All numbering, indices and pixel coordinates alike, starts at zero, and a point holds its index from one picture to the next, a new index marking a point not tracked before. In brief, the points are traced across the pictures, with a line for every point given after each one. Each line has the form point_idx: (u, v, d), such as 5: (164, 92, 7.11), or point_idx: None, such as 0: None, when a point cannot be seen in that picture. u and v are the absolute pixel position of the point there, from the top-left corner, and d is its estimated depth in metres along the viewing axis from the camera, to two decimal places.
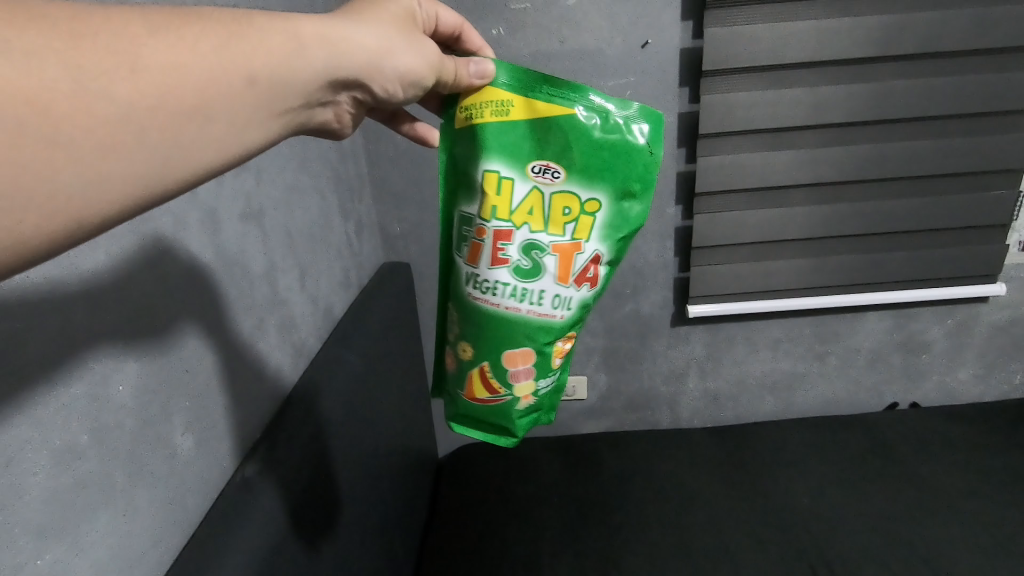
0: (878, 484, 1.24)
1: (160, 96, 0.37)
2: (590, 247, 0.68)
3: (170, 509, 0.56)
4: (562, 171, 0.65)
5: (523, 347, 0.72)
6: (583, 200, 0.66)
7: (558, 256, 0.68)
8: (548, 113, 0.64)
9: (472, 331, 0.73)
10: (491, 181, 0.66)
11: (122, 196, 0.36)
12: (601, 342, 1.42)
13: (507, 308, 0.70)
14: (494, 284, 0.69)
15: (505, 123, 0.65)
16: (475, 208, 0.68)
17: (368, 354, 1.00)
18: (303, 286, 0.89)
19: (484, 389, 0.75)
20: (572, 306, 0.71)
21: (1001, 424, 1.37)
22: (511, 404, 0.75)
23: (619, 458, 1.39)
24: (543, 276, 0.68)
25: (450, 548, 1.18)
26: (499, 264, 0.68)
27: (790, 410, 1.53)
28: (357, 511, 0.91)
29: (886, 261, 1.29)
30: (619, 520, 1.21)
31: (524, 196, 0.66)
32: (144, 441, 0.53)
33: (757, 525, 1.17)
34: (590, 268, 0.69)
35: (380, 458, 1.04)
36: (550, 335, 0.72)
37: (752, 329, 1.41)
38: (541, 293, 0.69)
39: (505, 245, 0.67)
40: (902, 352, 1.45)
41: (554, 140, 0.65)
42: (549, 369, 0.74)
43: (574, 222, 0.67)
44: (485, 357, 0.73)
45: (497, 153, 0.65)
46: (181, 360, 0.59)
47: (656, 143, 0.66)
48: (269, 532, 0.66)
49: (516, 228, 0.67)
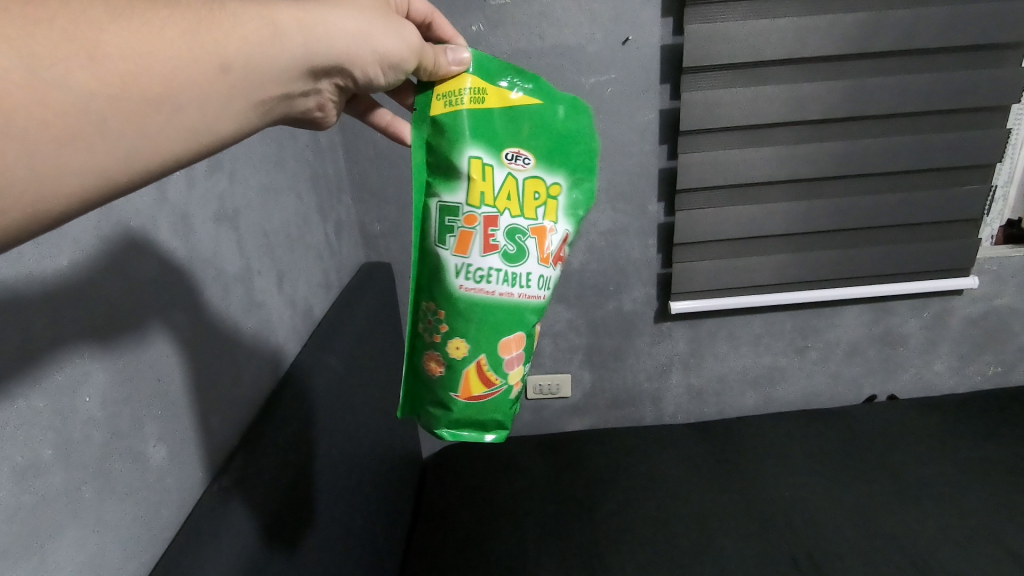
0: (858, 477, 1.25)
1: (122, 85, 0.35)
2: (560, 228, 0.68)
3: (143, 523, 0.54)
4: (532, 157, 0.66)
5: (517, 333, 0.69)
6: (550, 184, 0.67)
7: (538, 239, 0.67)
8: (516, 102, 0.66)
9: (465, 325, 0.67)
10: (475, 167, 0.64)
11: (84, 187, 0.35)
12: (585, 340, 1.42)
13: (501, 295, 0.67)
14: (486, 272, 0.66)
15: (480, 111, 0.65)
16: (458, 196, 0.65)
17: (348, 355, 0.98)
18: (281, 288, 0.87)
19: (480, 383, 0.69)
20: (551, 286, 0.70)
21: (974, 415, 1.40)
22: (505, 395, 0.71)
23: (604, 455, 1.39)
24: (529, 259, 0.67)
25: (434, 550, 1.17)
26: (490, 251, 0.65)
27: (770, 404, 1.54)
28: (339, 516, 0.89)
29: (864, 256, 1.31)
30: (604, 517, 1.21)
31: (503, 182, 0.65)
32: (112, 455, 0.51)
33: (740, 519, 1.17)
34: (561, 248, 0.69)
35: (363, 462, 1.02)
36: (536, 316, 0.70)
37: (734, 324, 1.42)
38: (529, 276, 0.67)
39: (493, 230, 0.65)
40: (880, 345, 1.47)
41: (523, 127, 0.66)
42: (531, 351, 0.73)
43: (545, 206, 0.67)
44: (481, 349, 0.68)
45: (474, 139, 0.64)
46: (154, 367, 0.57)
47: (595, 131, 0.71)
48: (247, 542, 0.63)
49: (500, 214, 0.65)
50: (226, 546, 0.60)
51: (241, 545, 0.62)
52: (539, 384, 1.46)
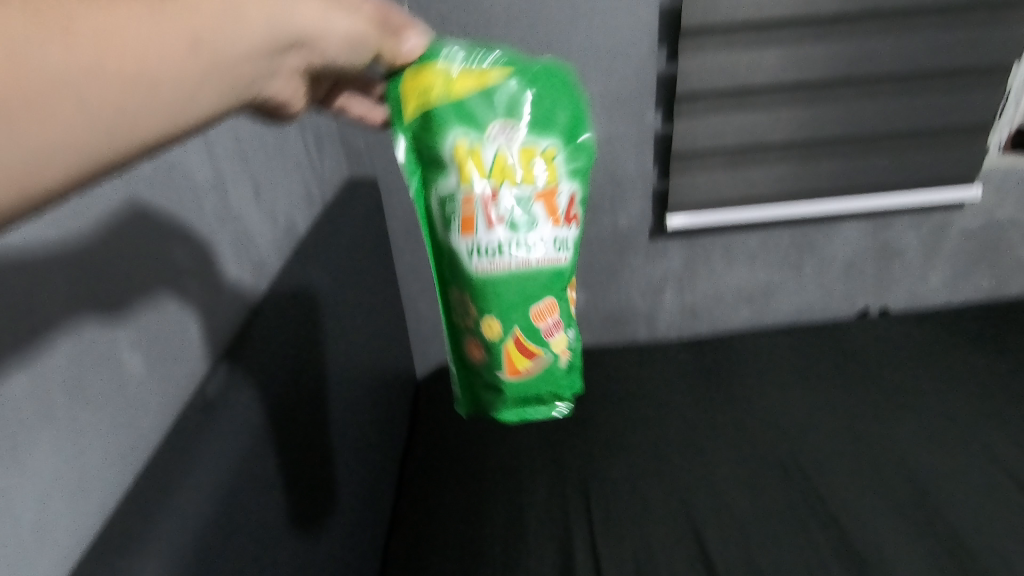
0: (848, 387, 1.26)
1: (92, 54, 0.29)
2: (565, 186, 0.59)
3: (126, 429, 0.53)
4: (515, 119, 0.57)
5: (546, 299, 0.61)
6: (544, 146, 0.58)
7: (543, 201, 0.58)
8: (484, 71, 0.57)
9: (490, 302, 0.60)
10: (461, 151, 0.57)
11: (52, 187, 0.29)
12: (578, 258, 1.39)
13: (518, 266, 0.59)
14: (499, 246, 0.58)
15: (450, 91, 0.56)
16: (451, 181, 0.58)
17: (335, 271, 0.94)
18: (259, 200, 0.82)
19: (523, 358, 0.62)
20: (571, 246, 0.61)
21: (966, 326, 1.41)
22: (555, 362, 0.64)
23: (599, 370, 1.39)
24: (539, 225, 0.58)
25: (432, 463, 1.17)
26: (495, 225, 0.58)
27: (764, 320, 1.53)
28: (338, 425, 0.88)
29: (867, 166, 1.26)
30: (600, 427, 1.20)
31: (491, 157, 0.57)
32: (84, 360, 0.49)
33: (731, 427, 1.18)
34: (573, 208, 0.60)
35: (358, 378, 1.01)
36: (564, 280, 0.62)
37: (731, 239, 1.39)
38: (539, 241, 0.59)
39: (494, 206, 0.57)
40: (876, 259, 1.46)
41: (501, 87, 0.57)
42: (570, 315, 0.65)
43: (545, 166, 0.58)
44: (516, 320, 0.60)
45: (452, 123, 0.57)
46: (124, 273, 0.54)
47: (575, 78, 0.61)
48: (243, 447, 0.62)
49: (497, 187, 0.57)
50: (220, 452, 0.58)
51: (238, 447, 0.61)
52: None
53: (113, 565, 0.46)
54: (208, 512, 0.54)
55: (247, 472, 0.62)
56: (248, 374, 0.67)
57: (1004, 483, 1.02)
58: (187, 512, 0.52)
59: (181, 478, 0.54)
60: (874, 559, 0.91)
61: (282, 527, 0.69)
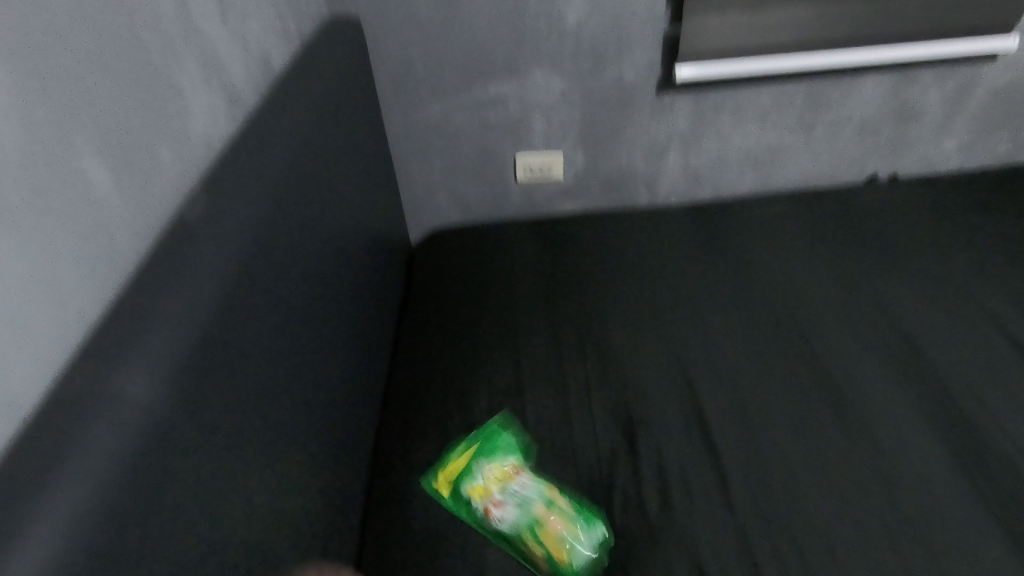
0: (851, 247, 1.22)
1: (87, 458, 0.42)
2: (530, 479, 0.84)
3: (98, 247, 0.51)
4: (491, 469, 0.85)
5: (549, 509, 0.80)
6: (512, 482, 0.84)
7: (520, 477, 0.84)
8: (465, 456, 0.88)
9: (518, 532, 0.79)
10: (476, 494, 0.83)
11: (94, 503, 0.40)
12: (578, 114, 1.31)
13: (519, 507, 0.81)
14: (506, 513, 0.80)
15: (455, 488, 0.84)
16: (471, 497, 0.83)
17: (317, 112, 0.88)
18: (224, 22, 0.74)
19: (555, 543, 0.76)
20: (541, 483, 0.83)
21: (978, 189, 1.35)
22: (576, 522, 0.78)
23: (593, 231, 1.34)
24: (523, 490, 0.82)
25: (429, 319, 1.15)
26: (499, 507, 0.81)
27: (769, 186, 1.48)
28: (328, 269, 0.84)
29: (896, 7, 1.16)
30: (594, 284, 1.19)
31: (484, 471, 0.85)
32: (39, 163, 0.45)
33: (726, 286, 1.16)
34: (529, 473, 0.85)
35: (351, 229, 0.97)
36: (553, 492, 0.82)
37: (740, 96, 1.32)
38: (521, 490, 0.83)
39: (493, 497, 0.82)
40: (892, 120, 1.39)
41: (478, 464, 0.86)
42: (574, 513, 0.79)
43: (516, 473, 0.85)
44: (531, 523, 0.79)
45: (459, 491, 0.84)
46: (73, 74, 0.49)
47: (508, 424, 0.93)
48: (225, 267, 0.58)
49: (494, 493, 0.83)
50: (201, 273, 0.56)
51: (219, 266, 0.57)
52: (529, 164, 1.38)
53: (97, 375, 0.46)
54: (201, 329, 0.53)
55: (242, 295, 0.60)
56: (230, 204, 0.64)
57: (1001, 346, 0.98)
58: (174, 325, 0.51)
59: (162, 297, 0.53)
60: (863, 405, 0.91)
61: (277, 372, 0.66)
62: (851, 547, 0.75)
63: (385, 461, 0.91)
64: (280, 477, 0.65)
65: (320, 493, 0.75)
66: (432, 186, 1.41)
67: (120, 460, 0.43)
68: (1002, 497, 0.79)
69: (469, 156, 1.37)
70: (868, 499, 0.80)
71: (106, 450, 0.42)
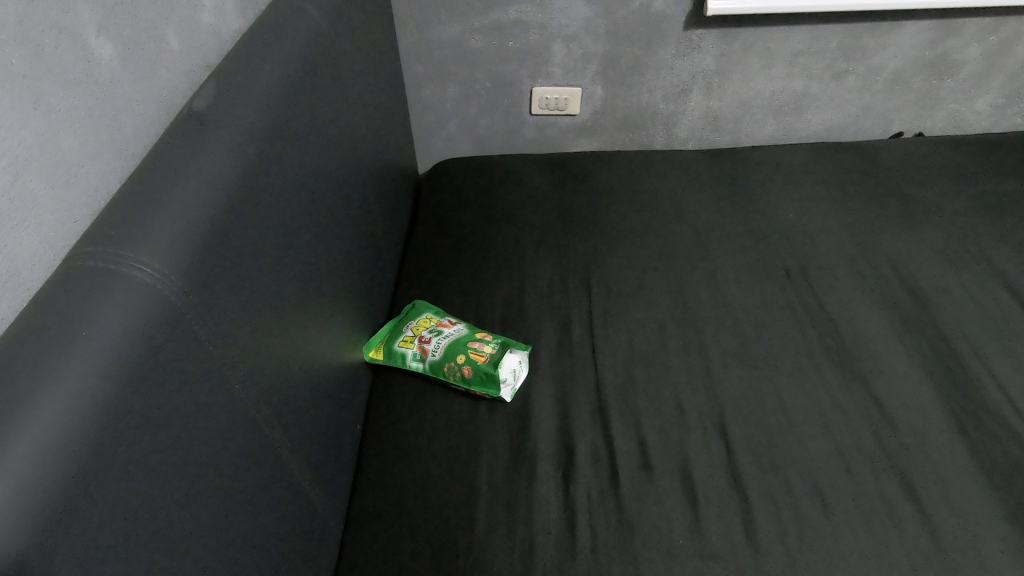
0: (869, 201, 1.19)
1: (101, 366, 0.41)
2: (452, 326, 0.94)
3: (100, 126, 0.49)
4: (417, 324, 0.95)
5: (471, 337, 0.91)
6: (433, 327, 0.94)
7: (444, 326, 0.94)
8: (393, 323, 0.97)
9: (444, 357, 0.88)
10: (406, 343, 0.92)
11: (101, 416, 0.40)
12: (601, 46, 1.26)
13: (446, 341, 0.90)
14: (434, 348, 0.90)
15: (386, 343, 0.93)
16: (403, 349, 0.92)
17: (332, 18, 0.83)
18: None
19: (476, 352, 0.87)
20: (462, 327, 0.94)
21: (1011, 147, 1.30)
22: (495, 339, 0.90)
23: (607, 169, 1.31)
24: (445, 334, 0.92)
25: (434, 247, 1.14)
26: (427, 346, 0.90)
27: (789, 136, 1.44)
28: (338, 186, 0.82)
29: None
30: (604, 223, 1.16)
31: (412, 330, 0.94)
32: (36, 24, 0.43)
33: (739, 233, 1.14)
34: (452, 322, 0.95)
35: (363, 147, 0.94)
36: (472, 330, 0.93)
37: (772, 37, 1.26)
38: (446, 333, 0.92)
39: (421, 339, 0.91)
40: (926, 75, 1.34)
41: (403, 325, 0.95)
42: (489, 337, 0.91)
43: (439, 324, 0.94)
44: (456, 349, 0.88)
45: (390, 347, 0.92)
46: None
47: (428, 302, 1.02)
48: (234, 164, 0.56)
49: (421, 339, 0.91)
50: (207, 164, 0.54)
51: (228, 164, 0.56)
52: (545, 96, 1.33)
53: (98, 253, 0.45)
54: (211, 222, 0.52)
55: (253, 194, 0.59)
56: (244, 96, 0.61)
57: (1013, 310, 0.96)
58: (184, 215, 0.50)
59: (169, 183, 0.51)
60: (865, 358, 0.91)
61: (283, 283, 0.65)
62: (840, 488, 0.76)
63: (385, 384, 0.92)
64: (284, 384, 0.65)
65: (322, 407, 0.75)
66: (444, 113, 1.37)
67: (129, 345, 0.43)
68: (994, 449, 0.79)
69: (485, 85, 1.32)
70: (861, 444, 0.80)
71: (113, 334, 0.42)
